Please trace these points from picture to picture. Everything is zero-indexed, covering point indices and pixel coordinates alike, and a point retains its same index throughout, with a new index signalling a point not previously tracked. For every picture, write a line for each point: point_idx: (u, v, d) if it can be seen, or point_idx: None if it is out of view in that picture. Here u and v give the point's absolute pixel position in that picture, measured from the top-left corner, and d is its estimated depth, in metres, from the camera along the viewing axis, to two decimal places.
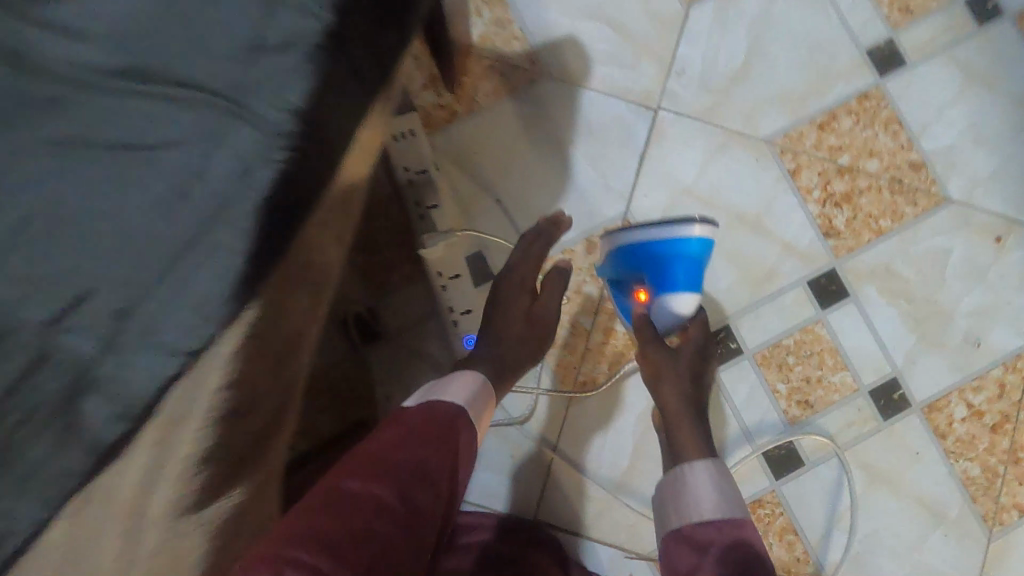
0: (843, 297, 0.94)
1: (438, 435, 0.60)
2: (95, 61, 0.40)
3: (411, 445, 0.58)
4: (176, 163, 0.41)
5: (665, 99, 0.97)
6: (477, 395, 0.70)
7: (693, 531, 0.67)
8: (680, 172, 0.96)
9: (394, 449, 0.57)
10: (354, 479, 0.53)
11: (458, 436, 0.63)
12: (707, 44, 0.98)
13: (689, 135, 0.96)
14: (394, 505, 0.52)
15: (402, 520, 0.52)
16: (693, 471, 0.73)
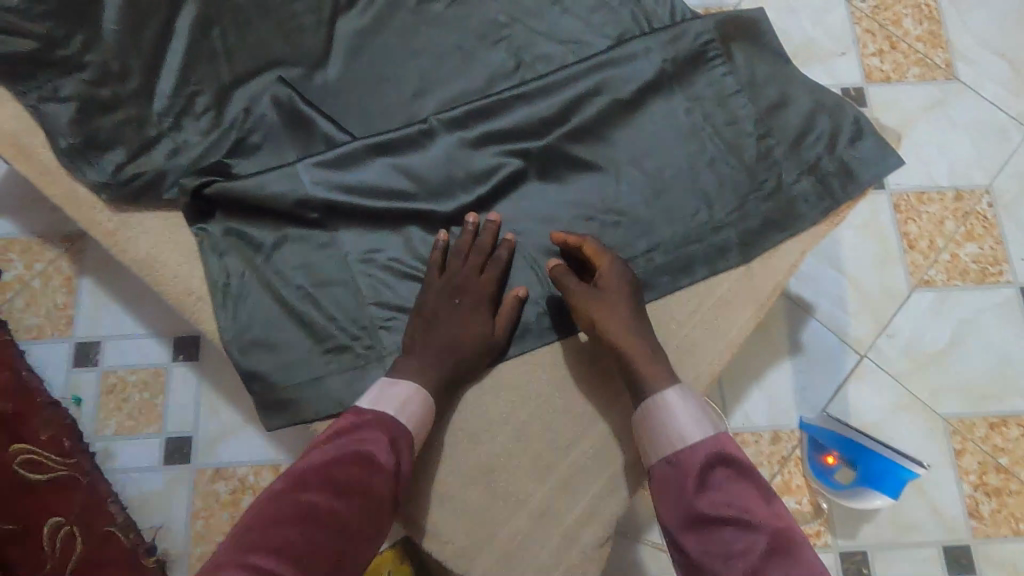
0: (968, 571, 1.09)
1: (387, 447, 0.62)
2: (678, 235, 0.75)
3: (333, 467, 0.60)
4: (708, 298, 0.74)
5: (871, 350, 1.19)
6: (420, 402, 0.66)
7: (679, 469, 0.64)
8: (865, 412, 1.16)
9: (344, 463, 0.61)
10: (310, 495, 0.59)
11: (399, 456, 0.63)
12: (919, 323, 1.21)
13: (881, 386, 1.18)
14: (332, 503, 0.58)
15: (350, 520, 0.58)
16: (680, 399, 0.67)
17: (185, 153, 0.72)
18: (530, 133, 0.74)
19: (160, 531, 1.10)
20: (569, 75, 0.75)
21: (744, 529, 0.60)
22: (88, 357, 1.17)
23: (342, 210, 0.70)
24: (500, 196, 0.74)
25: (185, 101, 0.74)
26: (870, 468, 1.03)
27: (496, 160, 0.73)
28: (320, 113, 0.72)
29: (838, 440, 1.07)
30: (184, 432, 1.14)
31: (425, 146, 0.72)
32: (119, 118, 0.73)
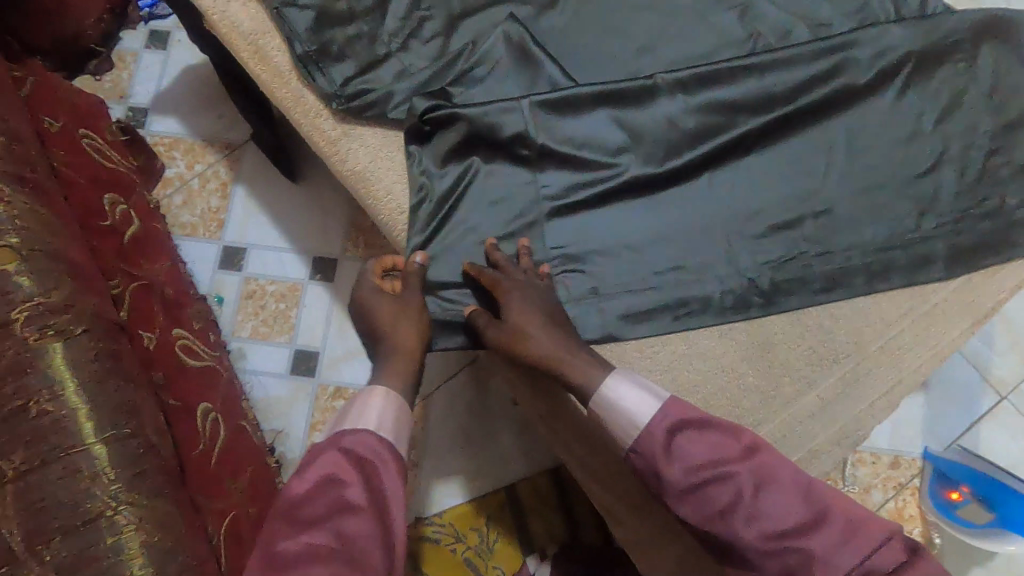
0: None
1: (345, 461, 0.59)
2: (889, 237, 0.72)
3: (305, 500, 0.57)
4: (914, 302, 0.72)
5: (1014, 393, 1.13)
6: (383, 409, 0.63)
7: (646, 453, 0.61)
8: (998, 456, 1.11)
9: (314, 496, 0.57)
10: (282, 544, 0.54)
11: (368, 460, 0.59)
12: None
13: (1018, 432, 1.12)
14: (319, 532, 0.55)
15: (338, 544, 0.54)
16: (613, 388, 0.63)
17: (410, 76, 0.73)
18: (757, 107, 0.72)
19: (280, 435, 1.16)
20: (808, 51, 0.72)
21: (727, 479, 0.59)
22: (233, 262, 1.24)
23: (553, 154, 0.71)
24: (708, 166, 0.73)
25: (415, 24, 0.75)
26: (1000, 507, 0.99)
27: (719, 131, 0.72)
28: (547, 55, 0.72)
29: (969, 475, 1.02)
30: (313, 348, 1.19)
31: (648, 105, 0.72)
32: (351, 33, 0.75)
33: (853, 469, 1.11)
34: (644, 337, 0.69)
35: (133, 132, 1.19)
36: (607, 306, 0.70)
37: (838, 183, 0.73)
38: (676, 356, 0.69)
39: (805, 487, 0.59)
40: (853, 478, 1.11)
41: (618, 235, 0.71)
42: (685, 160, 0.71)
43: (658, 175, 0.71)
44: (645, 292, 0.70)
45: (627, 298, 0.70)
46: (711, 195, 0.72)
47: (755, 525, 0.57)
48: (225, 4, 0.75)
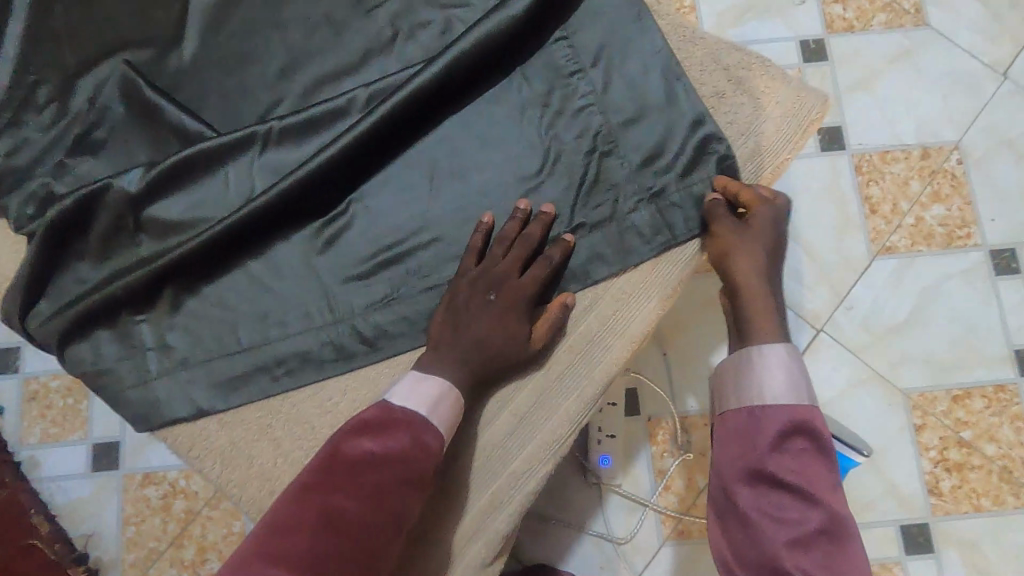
0: (926, 551, 1.06)
1: (410, 441, 0.57)
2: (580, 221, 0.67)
3: (347, 471, 0.56)
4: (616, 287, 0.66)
5: (829, 324, 1.13)
6: (445, 403, 0.60)
7: (803, 502, 0.57)
8: (821, 389, 1.11)
9: (360, 471, 0.56)
10: (323, 499, 0.55)
11: (423, 437, 0.58)
12: (880, 292, 1.14)
13: (838, 361, 1.12)
14: (361, 505, 0.55)
15: (369, 521, 0.55)
16: (773, 363, 0.62)
17: (23, 151, 0.64)
18: (415, 111, 0.65)
19: (91, 539, 1.07)
20: (452, 51, 0.64)
21: (832, 540, 0.56)
22: (7, 364, 1.12)
23: (148, 223, 0.63)
24: (325, 213, 0.65)
25: (26, 92, 0.66)
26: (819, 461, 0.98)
27: (378, 146, 0.65)
28: (166, 98, 0.65)
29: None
30: (111, 438, 1.10)
31: (296, 134, 0.65)
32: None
33: (686, 435, 1.09)
34: (341, 381, 0.62)
35: None
36: (269, 361, 0.62)
37: (516, 174, 0.66)
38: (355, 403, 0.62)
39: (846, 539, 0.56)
40: (687, 444, 1.09)
41: (282, 281, 0.63)
42: (344, 187, 0.65)
43: (318, 208, 0.65)
44: (304, 340, 0.62)
45: (292, 348, 0.62)
46: (382, 215, 0.65)
47: (796, 550, 0.55)
48: None
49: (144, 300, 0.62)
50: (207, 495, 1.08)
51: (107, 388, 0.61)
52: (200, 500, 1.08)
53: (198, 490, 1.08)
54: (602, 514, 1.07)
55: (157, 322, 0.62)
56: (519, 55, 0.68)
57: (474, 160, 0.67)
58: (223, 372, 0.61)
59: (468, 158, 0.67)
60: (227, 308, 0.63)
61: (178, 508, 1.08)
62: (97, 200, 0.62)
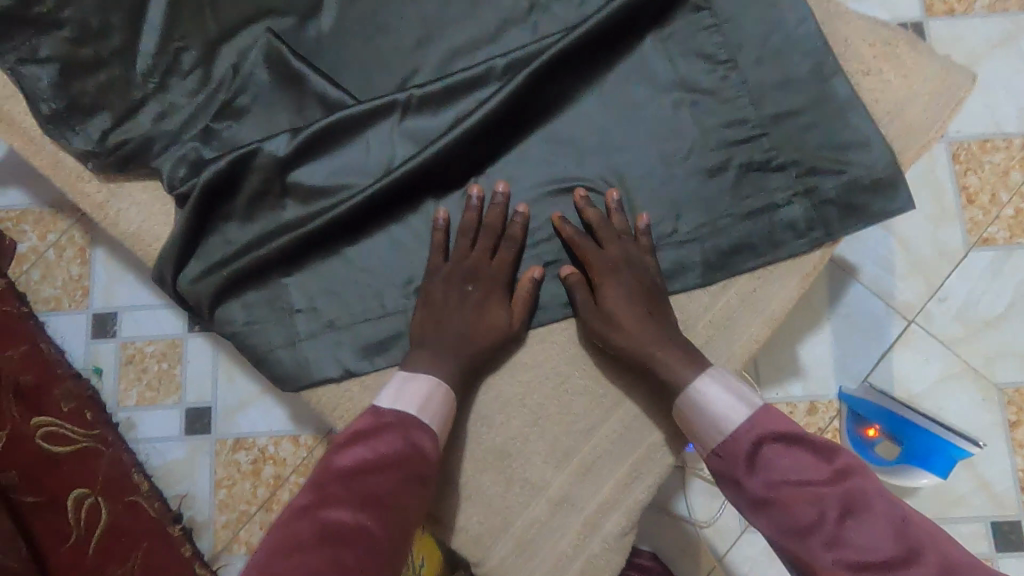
0: (1017, 549, 1.04)
1: (403, 442, 0.60)
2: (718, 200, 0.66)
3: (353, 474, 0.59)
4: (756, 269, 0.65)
5: (921, 316, 1.11)
6: (437, 398, 0.62)
7: (816, 502, 0.60)
8: (911, 381, 1.09)
9: (366, 474, 0.59)
10: (335, 510, 0.57)
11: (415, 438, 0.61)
12: (975, 285, 1.11)
13: (930, 354, 1.09)
14: (371, 512, 0.58)
15: (378, 526, 0.57)
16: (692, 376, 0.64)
17: (171, 116, 0.66)
18: (554, 82, 0.66)
19: (185, 499, 1.10)
20: (595, 18, 0.64)
21: (855, 516, 0.59)
22: (104, 329, 1.16)
23: (294, 187, 0.64)
24: (462, 184, 0.67)
25: (170, 60, 0.68)
26: (909, 450, 0.98)
27: (517, 117, 0.66)
28: (310, 65, 0.65)
29: (888, 419, 1.00)
30: (204, 403, 1.13)
31: (437, 103, 0.65)
32: (101, 80, 0.67)
33: None
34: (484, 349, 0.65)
35: None
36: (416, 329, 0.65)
37: (656, 149, 0.66)
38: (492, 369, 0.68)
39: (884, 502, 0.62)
40: None
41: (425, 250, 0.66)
42: (482, 155, 0.66)
43: (456, 176, 0.66)
44: (448, 307, 0.64)
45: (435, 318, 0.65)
46: (521, 189, 0.66)
47: (836, 549, 0.59)
48: None
49: (292, 263, 0.64)
50: (295, 462, 1.11)
51: (258, 349, 0.64)
52: (289, 467, 1.11)
53: (286, 457, 1.11)
54: (684, 497, 1.07)
55: (304, 284, 0.64)
56: (655, 25, 0.67)
57: (608, 135, 0.66)
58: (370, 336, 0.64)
59: (601, 133, 0.67)
60: (371, 274, 0.65)
61: (267, 473, 1.11)
62: (247, 165, 0.63)
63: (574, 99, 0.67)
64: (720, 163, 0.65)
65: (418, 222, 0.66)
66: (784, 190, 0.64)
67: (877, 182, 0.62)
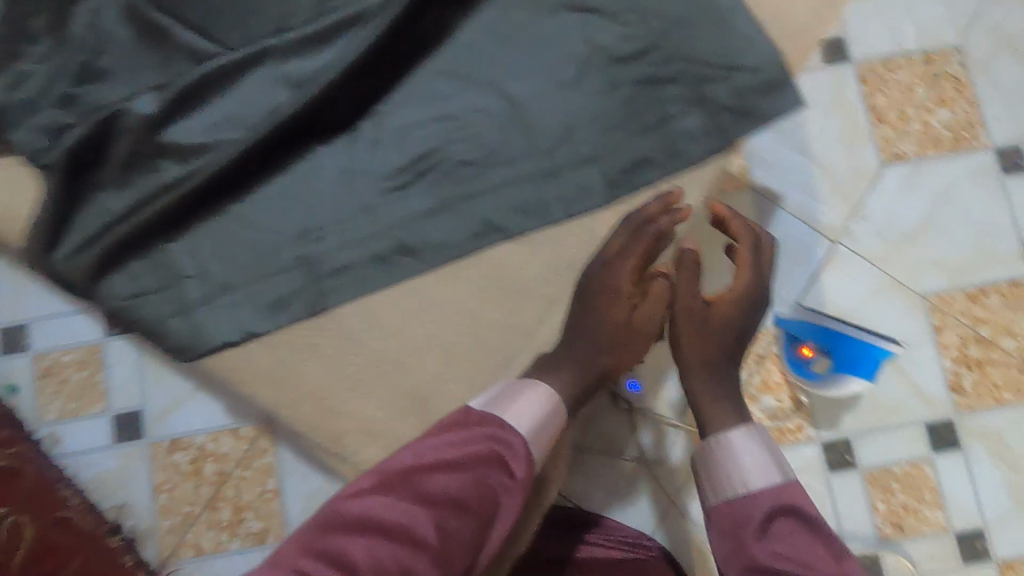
0: (953, 447, 1.08)
1: (502, 461, 0.59)
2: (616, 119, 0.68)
3: (434, 470, 0.58)
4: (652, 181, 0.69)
5: (845, 235, 1.13)
6: (549, 410, 0.63)
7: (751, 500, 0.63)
8: (842, 299, 1.12)
9: (431, 474, 0.58)
10: (391, 505, 0.56)
11: (503, 445, 0.59)
12: (892, 200, 1.15)
13: (857, 271, 1.13)
14: (424, 514, 0.56)
15: (446, 539, 0.55)
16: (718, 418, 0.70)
17: (28, 84, 0.69)
18: (418, 27, 0.70)
19: (125, 508, 1.05)
20: None
21: (789, 517, 0.61)
22: (15, 343, 1.09)
23: (170, 146, 0.68)
24: (338, 131, 0.70)
25: (21, 29, 0.69)
26: (842, 363, 1.02)
27: (384, 62, 0.70)
28: (179, 26, 0.70)
29: (822, 335, 1.03)
30: (133, 407, 1.08)
31: (300, 55, 0.69)
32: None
33: None
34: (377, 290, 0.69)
35: None
36: (324, 273, 0.69)
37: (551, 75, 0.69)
38: (401, 310, 0.70)
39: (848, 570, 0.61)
40: None
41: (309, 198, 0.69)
42: (352, 102, 0.70)
43: (328, 125, 0.70)
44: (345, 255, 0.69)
45: (336, 263, 0.68)
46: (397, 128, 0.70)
47: (763, 543, 0.60)
48: None
49: (169, 220, 0.69)
50: (237, 456, 1.07)
51: (149, 317, 0.68)
52: (232, 462, 1.07)
53: (228, 452, 1.07)
54: (636, 439, 1.08)
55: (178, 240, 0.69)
56: None
57: (496, 68, 0.69)
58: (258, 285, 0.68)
59: (493, 66, 0.70)
60: (244, 225, 0.69)
61: (210, 471, 1.06)
62: (114, 126, 0.68)
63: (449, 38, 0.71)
64: (612, 81, 0.68)
65: (308, 170, 0.69)
66: (678, 103, 0.68)
67: (766, 84, 0.67)
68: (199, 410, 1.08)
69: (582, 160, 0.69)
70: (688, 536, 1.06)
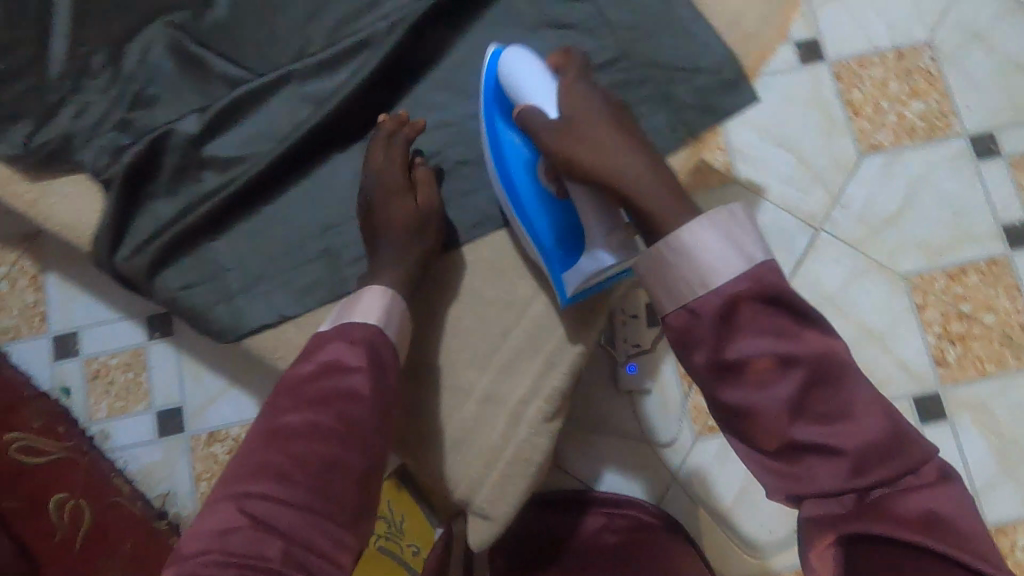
0: (940, 418, 1.14)
1: (348, 341, 0.65)
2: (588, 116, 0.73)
3: (316, 378, 0.63)
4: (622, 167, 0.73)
5: (827, 223, 1.20)
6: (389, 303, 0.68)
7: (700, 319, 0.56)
8: (826, 283, 1.19)
9: (316, 375, 0.63)
10: (291, 412, 0.62)
11: (347, 332, 0.65)
12: (871, 187, 1.21)
13: (839, 256, 1.19)
14: (320, 412, 0.61)
15: (312, 432, 0.60)
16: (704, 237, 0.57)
17: (85, 115, 0.72)
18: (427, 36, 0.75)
19: (169, 497, 1.15)
20: None
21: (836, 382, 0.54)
22: (69, 348, 1.20)
23: (210, 160, 0.71)
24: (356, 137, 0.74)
25: (81, 62, 0.73)
26: (517, 169, 0.73)
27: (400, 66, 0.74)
28: (203, 48, 0.72)
29: (498, 92, 0.73)
30: (174, 404, 1.18)
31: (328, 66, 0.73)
32: (17, 89, 0.72)
33: None
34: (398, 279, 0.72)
35: None
36: (349, 267, 0.71)
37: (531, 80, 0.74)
38: (417, 300, 0.71)
39: (734, 364, 0.55)
40: None
41: (326, 196, 0.72)
42: (367, 107, 0.74)
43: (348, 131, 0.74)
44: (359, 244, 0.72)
45: (356, 253, 0.72)
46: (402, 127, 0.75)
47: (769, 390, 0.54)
48: None
49: (215, 227, 0.70)
50: None
51: (196, 308, 0.69)
52: None
53: None
54: (637, 420, 1.14)
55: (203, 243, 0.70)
56: None
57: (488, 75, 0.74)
58: (280, 279, 0.70)
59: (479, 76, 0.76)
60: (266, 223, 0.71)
61: None
62: (162, 145, 0.69)
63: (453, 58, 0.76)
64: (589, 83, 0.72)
65: (333, 172, 0.73)
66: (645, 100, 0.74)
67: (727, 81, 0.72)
68: (231, 402, 1.17)
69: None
70: (690, 509, 1.12)
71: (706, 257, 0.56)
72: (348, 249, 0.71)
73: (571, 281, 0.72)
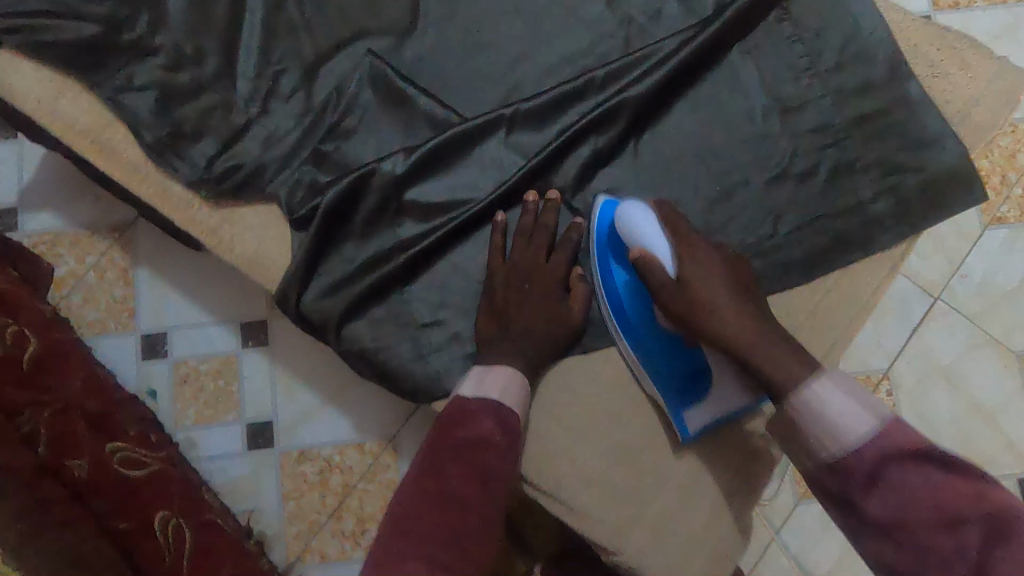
0: None
1: (490, 421, 0.65)
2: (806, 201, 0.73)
3: (459, 450, 0.63)
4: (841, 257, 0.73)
5: (945, 292, 1.19)
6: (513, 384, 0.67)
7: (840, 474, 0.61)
8: (940, 354, 1.17)
9: (460, 450, 0.63)
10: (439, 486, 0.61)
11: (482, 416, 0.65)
12: (992, 260, 1.20)
13: (955, 328, 1.18)
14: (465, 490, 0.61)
15: (461, 514, 0.60)
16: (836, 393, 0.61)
17: (277, 141, 0.74)
18: (643, 99, 0.74)
19: (254, 514, 1.11)
20: (682, 48, 0.73)
21: (946, 529, 0.55)
22: (156, 349, 1.15)
23: (409, 204, 0.73)
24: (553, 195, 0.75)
25: (270, 81, 0.75)
26: (630, 304, 0.72)
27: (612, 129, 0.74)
28: (414, 86, 0.75)
29: (610, 234, 0.73)
30: (265, 417, 1.14)
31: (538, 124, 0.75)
32: (223, 114, 0.74)
33: None
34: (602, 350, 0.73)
35: (6, 238, 1.07)
36: (549, 332, 0.71)
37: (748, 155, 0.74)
38: (617, 373, 0.72)
39: (895, 523, 0.58)
40: None
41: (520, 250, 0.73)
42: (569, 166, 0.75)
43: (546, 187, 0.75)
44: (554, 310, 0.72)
45: (554, 315, 0.71)
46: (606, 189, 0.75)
47: None
48: (58, 104, 0.73)
49: (408, 271, 0.72)
50: (361, 469, 1.13)
51: (378, 348, 0.72)
52: (356, 474, 1.13)
53: (353, 465, 1.13)
54: None
55: (392, 286, 0.72)
56: (724, 49, 0.76)
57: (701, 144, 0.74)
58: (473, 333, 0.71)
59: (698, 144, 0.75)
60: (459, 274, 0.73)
61: (336, 482, 1.12)
62: (365, 183, 0.72)
63: (666, 114, 0.76)
64: (809, 167, 0.73)
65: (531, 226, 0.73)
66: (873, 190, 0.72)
67: (951, 176, 0.71)
68: (325, 421, 1.14)
69: (783, 241, 0.72)
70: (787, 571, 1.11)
71: (827, 414, 0.61)
72: (551, 307, 0.72)
73: (693, 419, 0.69)
